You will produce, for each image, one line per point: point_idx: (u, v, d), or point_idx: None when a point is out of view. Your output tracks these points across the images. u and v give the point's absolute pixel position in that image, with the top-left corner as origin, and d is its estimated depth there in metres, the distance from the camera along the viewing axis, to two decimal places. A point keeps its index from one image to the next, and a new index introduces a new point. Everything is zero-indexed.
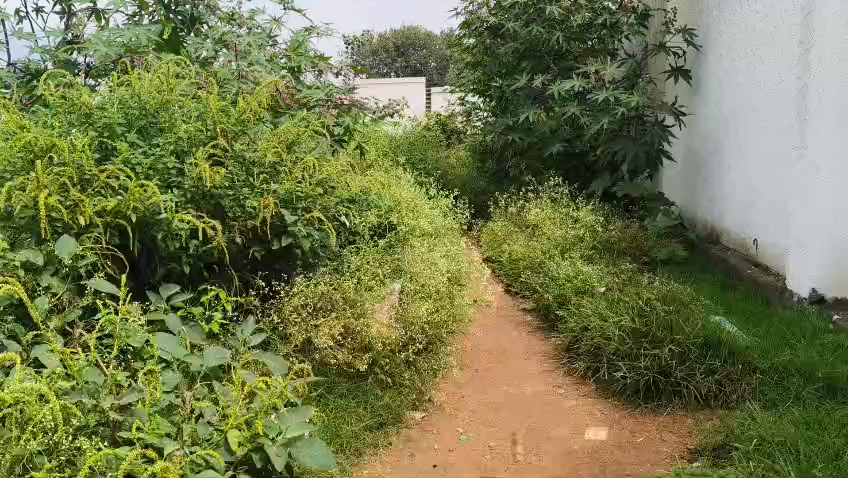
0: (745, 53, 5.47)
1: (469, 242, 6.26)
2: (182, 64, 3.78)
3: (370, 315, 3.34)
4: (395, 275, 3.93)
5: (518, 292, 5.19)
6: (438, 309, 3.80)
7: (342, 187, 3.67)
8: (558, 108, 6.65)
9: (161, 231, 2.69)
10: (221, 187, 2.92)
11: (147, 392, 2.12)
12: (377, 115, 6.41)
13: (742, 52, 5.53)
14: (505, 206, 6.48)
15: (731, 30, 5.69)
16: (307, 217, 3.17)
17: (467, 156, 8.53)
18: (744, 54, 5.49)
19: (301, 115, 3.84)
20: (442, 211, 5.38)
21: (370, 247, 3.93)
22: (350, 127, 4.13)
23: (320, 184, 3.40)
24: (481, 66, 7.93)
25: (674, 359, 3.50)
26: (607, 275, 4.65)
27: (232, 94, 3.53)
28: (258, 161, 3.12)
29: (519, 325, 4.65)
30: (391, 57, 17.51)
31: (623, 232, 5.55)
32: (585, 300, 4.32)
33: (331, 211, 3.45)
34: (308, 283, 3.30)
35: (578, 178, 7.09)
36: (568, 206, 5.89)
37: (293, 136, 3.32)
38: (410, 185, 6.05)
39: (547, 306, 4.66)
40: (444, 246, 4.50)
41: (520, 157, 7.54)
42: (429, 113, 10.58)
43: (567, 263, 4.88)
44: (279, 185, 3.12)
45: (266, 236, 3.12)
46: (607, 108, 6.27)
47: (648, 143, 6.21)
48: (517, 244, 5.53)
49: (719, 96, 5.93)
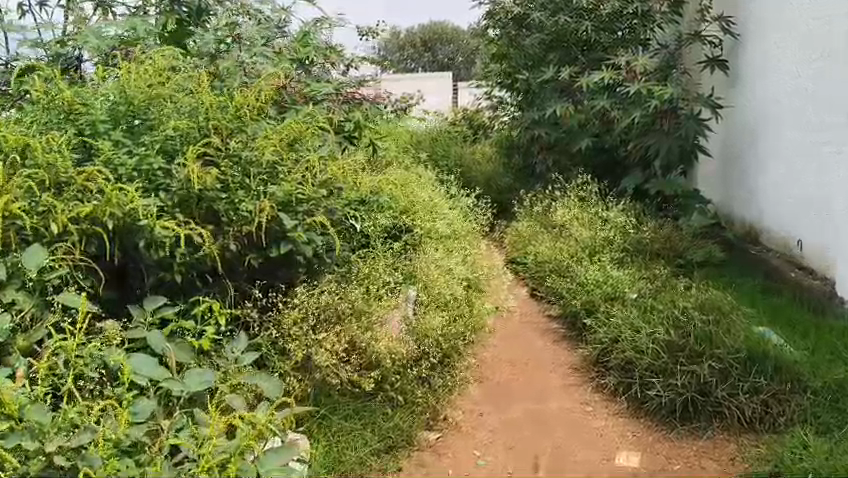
0: (781, 45, 5.19)
1: (492, 243, 5.96)
2: (182, 57, 3.53)
3: (378, 328, 3.08)
4: (409, 281, 3.66)
5: (543, 297, 4.89)
6: (454, 320, 3.52)
7: (350, 188, 3.41)
8: (587, 102, 6.33)
9: (144, 239, 2.44)
10: (213, 189, 2.68)
11: (105, 429, 1.88)
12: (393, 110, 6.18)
13: (778, 41, 5.23)
14: (529, 204, 6.17)
15: (766, 20, 5.39)
16: (308, 222, 2.91)
17: (492, 152, 8.22)
18: (779, 47, 5.21)
19: (308, 110, 3.58)
20: (462, 211, 5.10)
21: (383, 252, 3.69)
22: (362, 123, 3.87)
23: (325, 185, 3.14)
24: (506, 59, 7.61)
25: (714, 377, 3.15)
26: (639, 280, 4.31)
27: (232, 88, 3.29)
28: (255, 161, 2.87)
29: (544, 333, 4.36)
30: (419, 54, 17.13)
31: (656, 233, 5.22)
32: (615, 309, 3.99)
33: (338, 213, 3.19)
34: (311, 293, 3.04)
35: (607, 174, 6.80)
36: (596, 205, 5.57)
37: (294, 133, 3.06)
38: (429, 184, 5.77)
39: (573, 312, 4.34)
40: (463, 249, 4.21)
41: (546, 153, 7.21)
42: (453, 109, 10.24)
43: (596, 266, 4.56)
44: (278, 187, 2.86)
45: (264, 242, 2.86)
46: (638, 101, 5.92)
47: (682, 138, 5.85)
48: (543, 246, 5.24)
49: (756, 90, 5.60)
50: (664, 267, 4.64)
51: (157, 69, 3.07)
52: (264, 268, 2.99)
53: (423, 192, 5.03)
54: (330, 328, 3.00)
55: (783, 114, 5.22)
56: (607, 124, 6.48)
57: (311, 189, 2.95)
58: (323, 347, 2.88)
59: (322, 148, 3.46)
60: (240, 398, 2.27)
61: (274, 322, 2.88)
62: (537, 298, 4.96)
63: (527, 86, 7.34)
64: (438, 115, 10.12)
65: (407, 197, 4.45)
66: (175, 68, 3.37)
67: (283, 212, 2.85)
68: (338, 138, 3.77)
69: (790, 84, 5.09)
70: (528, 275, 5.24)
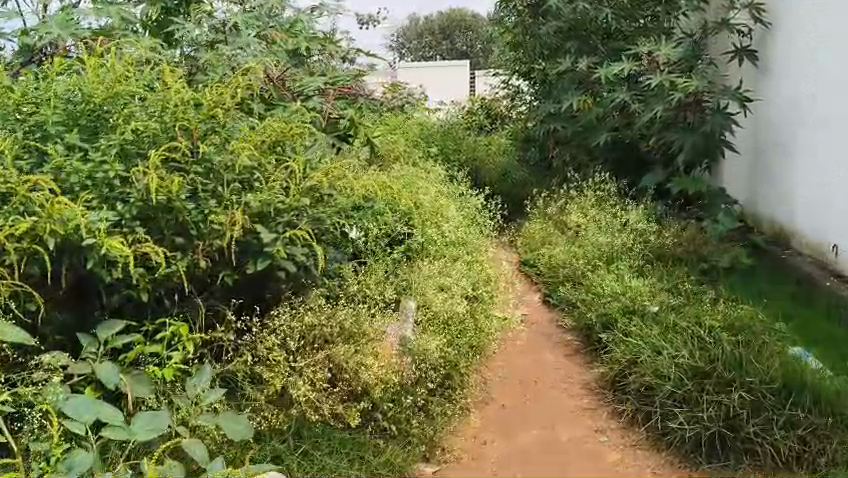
0: (808, 42, 4.97)
1: (504, 245, 5.65)
2: (160, 52, 3.27)
3: (367, 351, 2.76)
4: (405, 291, 3.39)
5: (558, 306, 4.56)
6: (455, 339, 3.20)
7: (339, 194, 3.11)
8: (605, 95, 5.97)
9: (92, 259, 2.16)
10: (179, 199, 2.39)
11: None
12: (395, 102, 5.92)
13: (810, 35, 4.93)
14: (544, 203, 5.85)
15: (790, 17, 5.17)
16: (288, 235, 2.58)
17: (507, 145, 7.87)
18: (806, 44, 4.98)
19: (297, 107, 3.29)
20: (469, 212, 4.80)
21: (385, 260, 3.49)
22: (358, 119, 3.58)
23: (311, 192, 2.83)
24: (521, 48, 7.28)
25: (744, 409, 2.82)
26: (661, 291, 3.97)
27: (211, 84, 3.00)
28: (230, 166, 2.59)
29: (557, 348, 4.05)
30: (436, 42, 16.36)
31: (677, 238, 4.88)
32: (634, 327, 3.64)
33: (323, 223, 2.90)
34: (293, 313, 2.74)
35: (626, 172, 6.34)
36: (613, 206, 5.24)
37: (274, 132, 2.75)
38: (436, 182, 5.47)
39: (588, 325, 4.02)
40: (468, 257, 3.91)
41: (562, 147, 6.86)
42: (468, 99, 9.89)
43: (613, 274, 4.23)
44: (254, 195, 2.56)
45: (238, 257, 2.57)
46: (660, 93, 5.55)
47: (707, 134, 5.47)
48: (556, 250, 4.93)
49: (781, 88, 5.31)
50: (686, 275, 4.31)
51: (125, 63, 2.80)
52: (241, 284, 2.69)
53: (429, 193, 4.73)
54: (314, 352, 2.69)
55: (807, 113, 5.01)
56: (627, 118, 6.08)
57: (293, 197, 2.66)
58: (303, 375, 2.56)
59: (311, 149, 3.16)
60: (200, 444, 2.00)
61: (250, 345, 2.57)
62: (551, 307, 4.64)
63: (544, 77, 7.00)
64: (453, 105, 9.77)
65: (409, 199, 4.15)
66: (151, 62, 3.10)
67: (260, 224, 2.56)
68: (331, 136, 3.47)
69: (818, 81, 4.87)
70: (542, 281, 4.92)
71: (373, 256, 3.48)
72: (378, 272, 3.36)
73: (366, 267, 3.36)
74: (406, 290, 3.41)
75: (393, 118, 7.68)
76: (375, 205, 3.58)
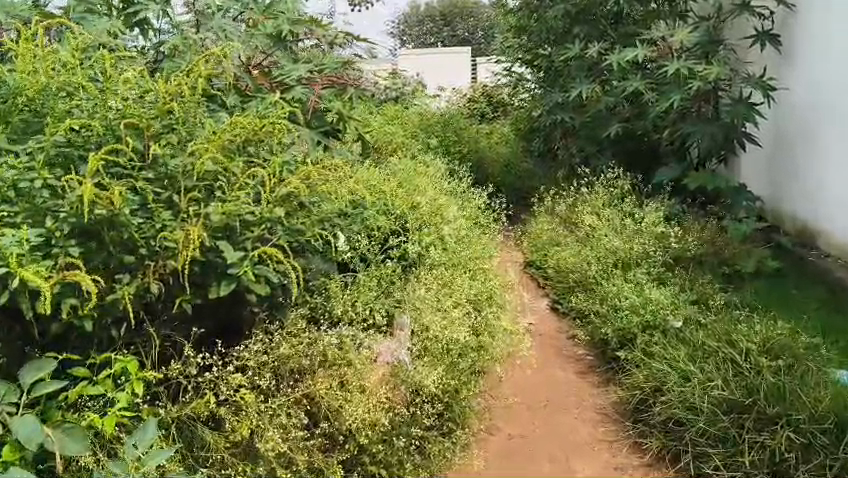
0: (831, 28, 4.59)
1: (509, 247, 5.28)
2: (119, 36, 2.85)
3: (353, 386, 2.38)
4: (399, 305, 2.97)
5: (570, 316, 4.19)
6: (454, 365, 2.81)
7: (322, 199, 2.70)
8: (617, 83, 5.55)
9: (9, 290, 1.81)
10: (123, 212, 2.00)
11: None
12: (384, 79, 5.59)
13: (842, 19, 4.48)
14: (552, 200, 5.45)
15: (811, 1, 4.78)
16: (258, 252, 2.17)
17: (511, 136, 7.45)
18: (829, 30, 4.60)
19: (274, 99, 2.87)
20: (471, 211, 4.41)
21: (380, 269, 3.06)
22: (346, 112, 3.15)
23: (286, 199, 2.42)
24: (526, 33, 6.83)
25: (792, 453, 2.47)
26: (685, 302, 3.58)
27: (173, 73, 2.60)
28: (189, 170, 2.18)
29: (569, 364, 3.69)
30: (438, 27, 15.79)
31: (697, 239, 4.48)
32: (656, 348, 3.25)
33: (301, 235, 2.49)
34: (267, 342, 2.35)
35: (638, 164, 5.98)
36: (626, 204, 4.85)
37: (241, 130, 2.33)
38: (435, 178, 5.07)
39: (604, 339, 3.66)
40: (470, 265, 3.50)
41: (570, 139, 6.44)
42: (470, 86, 9.42)
43: (629, 282, 3.84)
44: (216, 206, 2.15)
45: (200, 280, 2.17)
46: (677, 81, 5.13)
47: (726, 126, 5.06)
48: (566, 252, 4.55)
49: (805, 76, 4.89)
50: (710, 282, 3.91)
51: (69, 49, 2.40)
52: (206, 309, 2.31)
53: (427, 192, 4.32)
54: (290, 391, 2.31)
55: (835, 103, 4.59)
56: (641, 107, 5.65)
57: (266, 207, 2.24)
58: (276, 419, 2.18)
59: (291, 146, 2.76)
60: None
61: (214, 384, 2.18)
62: (562, 317, 4.26)
63: (551, 64, 6.56)
64: (454, 92, 9.31)
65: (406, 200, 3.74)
66: (105, 48, 2.69)
67: (223, 239, 2.15)
68: (315, 130, 3.05)
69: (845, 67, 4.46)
70: (552, 288, 4.54)
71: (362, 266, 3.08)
72: (370, 285, 2.96)
73: (355, 279, 2.96)
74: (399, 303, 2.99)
75: (391, 109, 7.27)
76: (365, 210, 3.17)
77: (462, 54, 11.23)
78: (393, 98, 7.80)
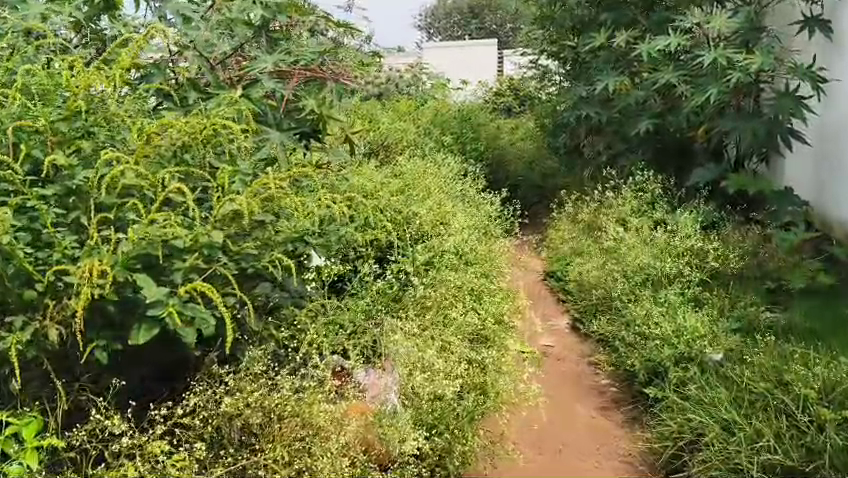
0: None
1: (528, 256, 4.94)
2: (54, 22, 2.43)
3: (322, 446, 1.95)
4: (372, 349, 2.53)
5: (592, 339, 3.74)
6: (447, 414, 2.31)
7: (286, 217, 2.24)
8: (647, 75, 5.01)
9: None
10: (6, 239, 1.57)
11: None
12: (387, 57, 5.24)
13: None
14: (575, 206, 4.97)
15: None
16: (188, 289, 1.72)
17: (535, 132, 6.93)
18: None
19: (237, 99, 2.42)
20: (482, 221, 3.94)
21: (369, 292, 2.70)
22: (325, 111, 2.70)
23: (232, 219, 1.96)
24: (549, 22, 6.31)
25: None
26: (725, 332, 3.06)
27: (107, 66, 2.16)
28: (102, 187, 1.74)
29: (590, 398, 3.24)
30: (466, 20, 15.22)
31: (738, 251, 3.96)
32: (692, 390, 2.76)
33: (254, 262, 2.03)
34: (210, 395, 1.92)
35: (669, 162, 5.37)
36: (656, 211, 4.34)
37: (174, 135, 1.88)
38: (446, 181, 4.61)
39: (630, 372, 3.21)
40: (475, 285, 3.02)
41: (596, 137, 5.92)
42: (495, 80, 8.92)
43: (659, 304, 3.33)
44: (133, 231, 1.70)
45: (119, 322, 1.74)
46: (714, 73, 4.58)
47: (774, 121, 4.48)
48: (590, 266, 4.09)
49: None
50: (755, 304, 3.39)
51: None
52: (130, 357, 1.88)
53: (433, 200, 3.86)
54: (246, 458, 1.92)
55: None
56: (674, 101, 5.09)
57: (199, 230, 1.79)
58: None
59: (249, 154, 2.30)
60: None
61: (136, 452, 1.75)
62: (583, 340, 3.82)
63: (576, 56, 6.04)
64: (479, 86, 8.79)
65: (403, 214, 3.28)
66: (32, 37, 2.28)
67: (142, 272, 1.70)
68: (289, 134, 2.60)
69: None
70: (572, 305, 4.11)
71: (340, 290, 2.79)
72: (341, 322, 2.52)
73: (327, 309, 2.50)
74: (377, 343, 2.53)
75: (405, 103, 6.82)
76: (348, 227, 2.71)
77: (487, 47, 10.69)
78: (410, 93, 7.35)
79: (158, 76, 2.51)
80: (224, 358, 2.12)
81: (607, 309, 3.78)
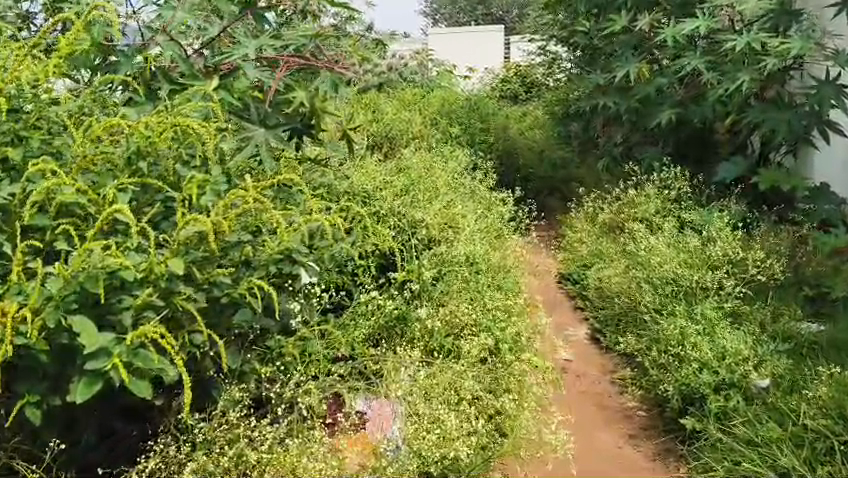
0: None
1: (542, 256, 4.61)
2: None
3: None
4: (368, 380, 2.19)
5: (615, 353, 3.40)
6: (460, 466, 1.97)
7: (268, 233, 1.89)
8: (671, 62, 4.63)
9: None
10: None
11: None
12: (388, 43, 4.88)
13: None
14: (593, 204, 4.60)
15: None
16: (138, 332, 1.38)
17: (546, 121, 6.56)
18: None
19: (211, 90, 2.06)
20: (492, 222, 3.59)
21: (370, 317, 2.38)
22: (318, 103, 2.29)
23: (196, 240, 1.62)
24: (561, 6, 5.92)
25: None
26: (771, 354, 2.71)
27: (51, 55, 1.82)
28: (28, 207, 1.41)
29: (617, 422, 2.91)
30: (472, 5, 14.80)
31: (775, 254, 3.60)
32: (739, 428, 2.42)
33: (227, 290, 1.70)
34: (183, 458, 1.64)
35: (692, 153, 4.97)
36: (682, 211, 3.99)
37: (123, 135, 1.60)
38: (454, 177, 4.26)
39: (662, 397, 2.87)
40: (488, 303, 2.68)
41: (612, 127, 5.55)
42: (501, 66, 8.51)
43: (693, 318, 2.98)
44: (67, 264, 1.37)
45: (55, 372, 1.41)
46: (745, 58, 4.19)
47: (814, 112, 4.06)
48: (611, 270, 3.74)
49: None
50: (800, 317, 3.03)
51: None
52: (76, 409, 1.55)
53: (441, 201, 3.51)
54: None
55: None
56: (699, 90, 4.69)
57: (155, 258, 1.45)
58: None
59: (221, 159, 1.95)
60: None
61: None
62: (604, 353, 3.49)
63: (589, 41, 5.67)
64: (486, 73, 8.41)
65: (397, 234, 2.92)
66: None
67: (80, 314, 1.37)
68: (285, 123, 2.24)
69: None
70: (591, 312, 3.78)
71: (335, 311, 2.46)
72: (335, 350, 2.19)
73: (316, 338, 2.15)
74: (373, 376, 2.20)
75: (410, 91, 6.41)
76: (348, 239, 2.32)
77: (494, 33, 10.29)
78: (414, 81, 6.94)
79: (125, 65, 2.13)
80: (194, 401, 1.82)
81: (630, 320, 3.43)
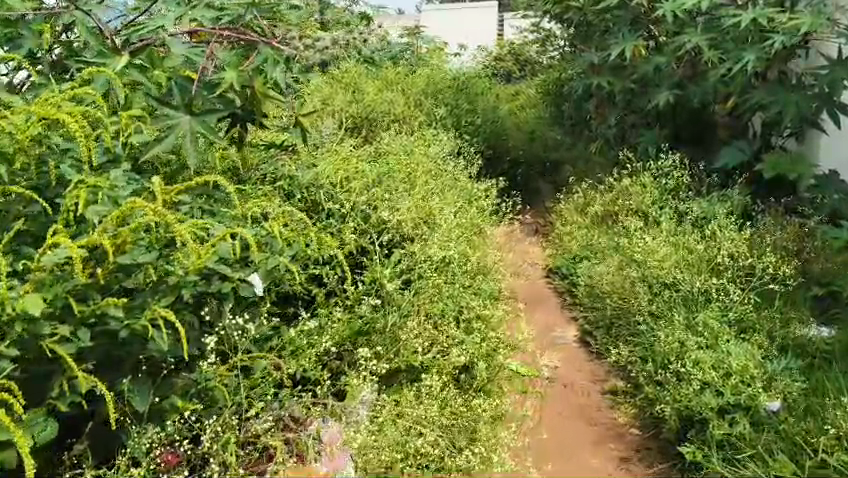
0: None
1: (530, 249, 4.28)
2: None
3: None
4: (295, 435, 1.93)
5: (607, 359, 3.09)
6: None
7: (180, 248, 1.54)
8: (670, 39, 4.25)
9: None
10: None
11: None
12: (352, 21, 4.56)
13: None
14: (584, 194, 4.26)
15: None
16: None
17: (538, 101, 6.15)
18: None
19: (115, 70, 1.71)
20: (471, 217, 3.25)
21: (316, 349, 2.08)
22: (257, 87, 1.87)
23: (73, 262, 1.33)
24: None
25: None
26: (782, 371, 2.40)
27: None
28: None
29: (606, 442, 2.61)
30: None
31: (784, 250, 3.25)
32: (749, 465, 2.15)
33: (121, 320, 1.39)
34: None
35: (691, 138, 4.50)
36: (681, 203, 3.65)
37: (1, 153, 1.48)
38: (434, 162, 3.89)
39: (658, 416, 2.57)
40: (449, 329, 2.43)
41: (607, 109, 5.17)
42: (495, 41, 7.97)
43: (692, 328, 2.66)
44: None
45: None
46: (750, 36, 3.81)
47: (823, 94, 3.70)
48: (603, 268, 3.41)
49: None
50: (803, 325, 2.74)
51: None
52: None
53: (416, 192, 3.17)
54: None
55: None
56: (698, 69, 4.32)
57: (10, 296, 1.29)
58: None
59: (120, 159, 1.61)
60: None
61: None
62: (594, 358, 3.18)
63: (583, 17, 5.26)
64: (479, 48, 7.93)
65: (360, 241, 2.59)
66: None
67: None
68: (217, 107, 1.87)
69: None
70: (581, 312, 3.46)
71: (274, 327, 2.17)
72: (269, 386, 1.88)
73: (251, 360, 1.93)
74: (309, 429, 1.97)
75: (395, 69, 5.99)
76: (290, 249, 1.96)
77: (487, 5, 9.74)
78: (401, 58, 6.49)
79: (27, 40, 1.87)
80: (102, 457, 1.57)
81: (619, 325, 3.11)
